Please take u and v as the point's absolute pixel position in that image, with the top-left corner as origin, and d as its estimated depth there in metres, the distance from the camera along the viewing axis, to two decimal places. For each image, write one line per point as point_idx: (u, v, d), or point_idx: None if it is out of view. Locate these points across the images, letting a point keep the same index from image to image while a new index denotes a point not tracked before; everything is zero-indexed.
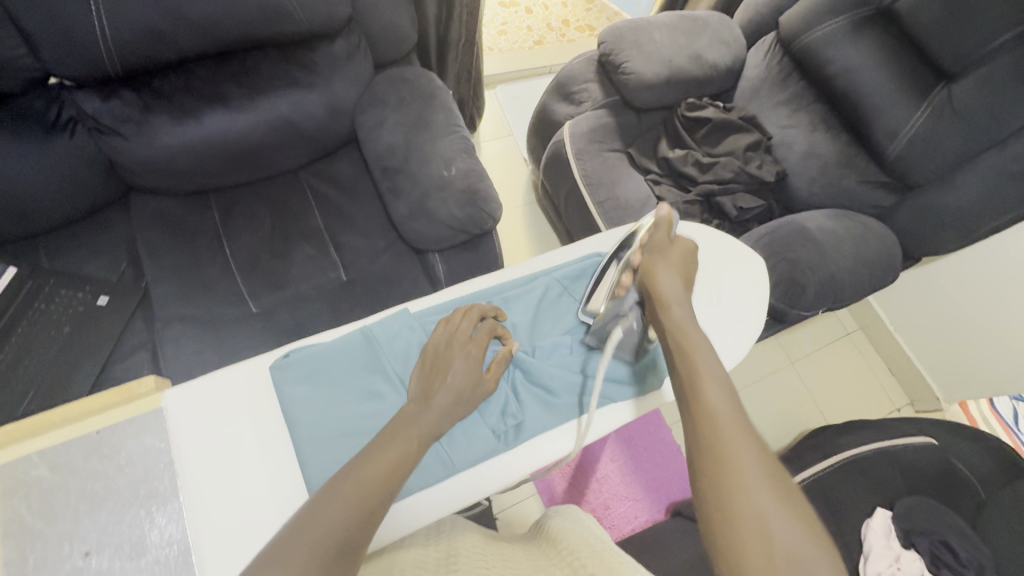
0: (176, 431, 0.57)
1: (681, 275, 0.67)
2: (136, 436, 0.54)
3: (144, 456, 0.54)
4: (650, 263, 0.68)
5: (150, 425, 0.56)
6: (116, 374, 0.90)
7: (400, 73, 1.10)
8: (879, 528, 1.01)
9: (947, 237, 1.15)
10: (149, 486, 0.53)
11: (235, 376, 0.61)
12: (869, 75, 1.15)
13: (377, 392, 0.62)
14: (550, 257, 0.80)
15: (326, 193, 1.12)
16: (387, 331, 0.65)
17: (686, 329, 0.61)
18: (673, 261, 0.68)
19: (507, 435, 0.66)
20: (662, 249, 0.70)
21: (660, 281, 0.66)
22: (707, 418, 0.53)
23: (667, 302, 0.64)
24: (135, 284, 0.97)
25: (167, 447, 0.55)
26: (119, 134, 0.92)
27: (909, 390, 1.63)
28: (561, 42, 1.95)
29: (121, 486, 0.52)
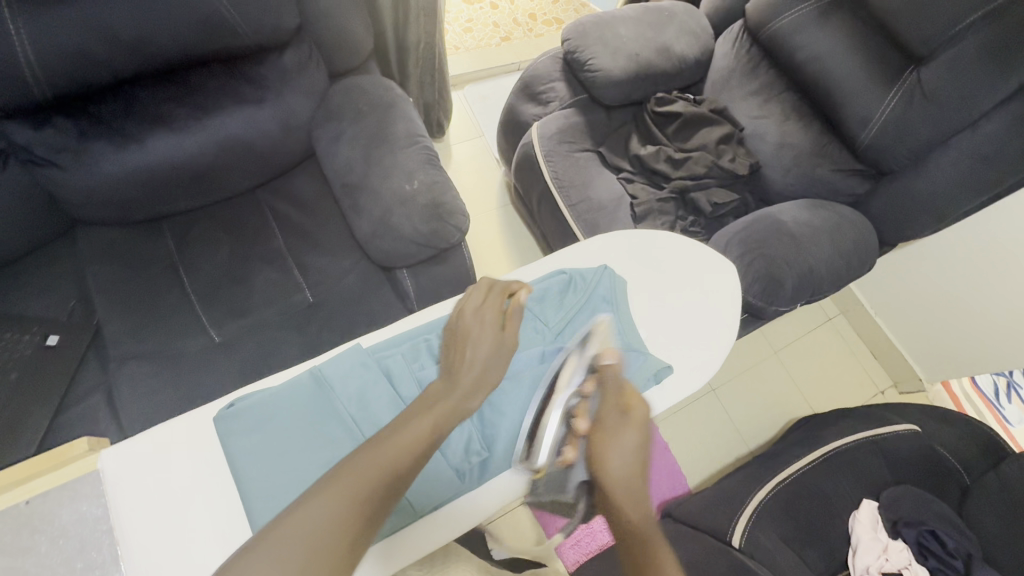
0: (114, 495, 0.53)
1: (636, 462, 0.56)
2: (71, 503, 0.52)
3: (79, 525, 0.51)
4: (599, 444, 0.57)
5: (85, 490, 0.53)
6: (71, 419, 0.86)
7: (356, 83, 1.06)
8: (867, 520, 1.00)
9: (922, 222, 1.14)
10: (86, 558, 0.50)
11: (176, 430, 0.57)
12: (838, 63, 1.13)
13: (333, 438, 0.59)
14: (511, 276, 0.77)
15: (286, 212, 1.08)
16: (338, 370, 0.61)
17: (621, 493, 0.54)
18: (627, 443, 0.56)
19: (471, 474, 0.64)
20: (613, 426, 0.58)
21: (611, 471, 0.55)
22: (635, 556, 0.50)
23: (619, 501, 0.54)
24: (85, 322, 0.92)
25: (105, 512, 0.52)
26: (56, 165, 0.87)
27: (892, 372, 1.63)
28: (528, 38, 1.91)
29: (55, 561, 0.50)
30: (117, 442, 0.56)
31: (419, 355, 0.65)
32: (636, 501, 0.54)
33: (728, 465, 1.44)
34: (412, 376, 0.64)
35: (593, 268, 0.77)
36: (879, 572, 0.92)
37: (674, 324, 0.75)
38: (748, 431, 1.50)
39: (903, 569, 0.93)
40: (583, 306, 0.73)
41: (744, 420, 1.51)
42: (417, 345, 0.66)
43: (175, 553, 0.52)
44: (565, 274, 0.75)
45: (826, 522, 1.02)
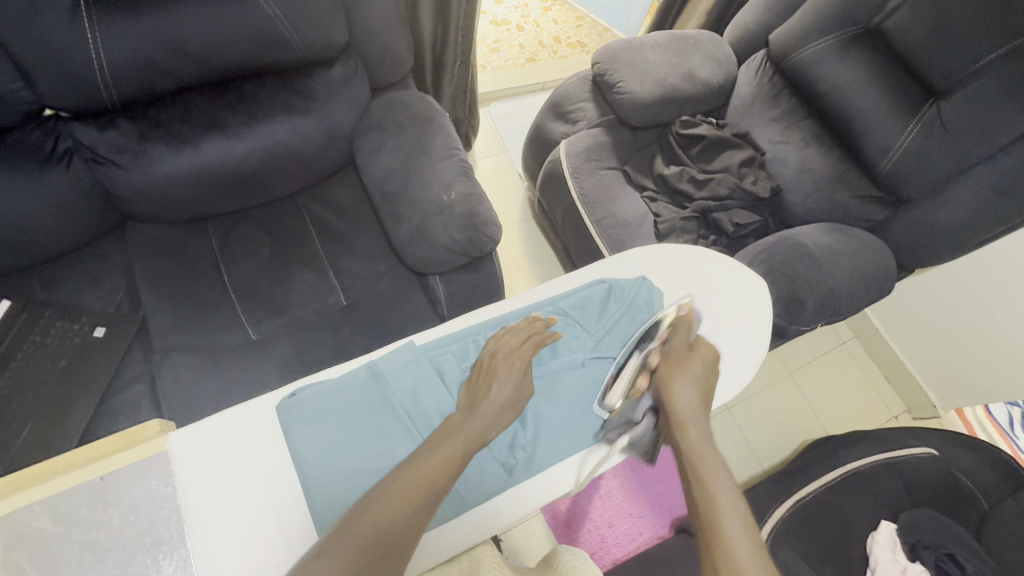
0: (182, 476, 0.55)
1: (699, 391, 0.66)
2: (140, 480, 0.54)
3: (148, 502, 0.53)
4: (668, 373, 0.67)
5: (154, 469, 0.55)
6: (115, 408, 0.89)
7: (397, 97, 1.11)
8: (885, 541, 1.01)
9: (940, 249, 1.17)
10: (155, 534, 0.52)
11: (240, 418, 0.61)
12: (860, 94, 1.17)
13: (385, 430, 0.61)
14: (552, 285, 0.80)
15: (324, 217, 1.12)
16: (394, 364, 0.65)
17: (689, 418, 0.64)
18: (693, 373, 0.67)
19: (514, 468, 0.66)
20: (681, 358, 0.68)
21: (678, 399, 0.65)
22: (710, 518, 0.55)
23: (682, 422, 0.64)
24: (132, 315, 0.96)
25: (172, 491, 0.54)
26: (117, 164, 0.92)
27: (906, 397, 1.64)
28: (553, 59, 1.97)
29: (126, 535, 0.51)
30: (184, 426, 0.59)
31: (468, 354, 0.68)
32: (699, 426, 0.63)
33: (743, 483, 1.44)
34: (461, 372, 0.67)
35: (631, 278, 0.80)
36: None
37: (706, 335, 0.78)
38: (762, 450, 1.51)
39: None
40: (623, 314, 0.76)
41: (758, 439, 1.52)
42: (467, 344, 0.69)
43: (243, 536, 0.54)
44: (605, 285, 0.77)
45: (844, 542, 1.03)
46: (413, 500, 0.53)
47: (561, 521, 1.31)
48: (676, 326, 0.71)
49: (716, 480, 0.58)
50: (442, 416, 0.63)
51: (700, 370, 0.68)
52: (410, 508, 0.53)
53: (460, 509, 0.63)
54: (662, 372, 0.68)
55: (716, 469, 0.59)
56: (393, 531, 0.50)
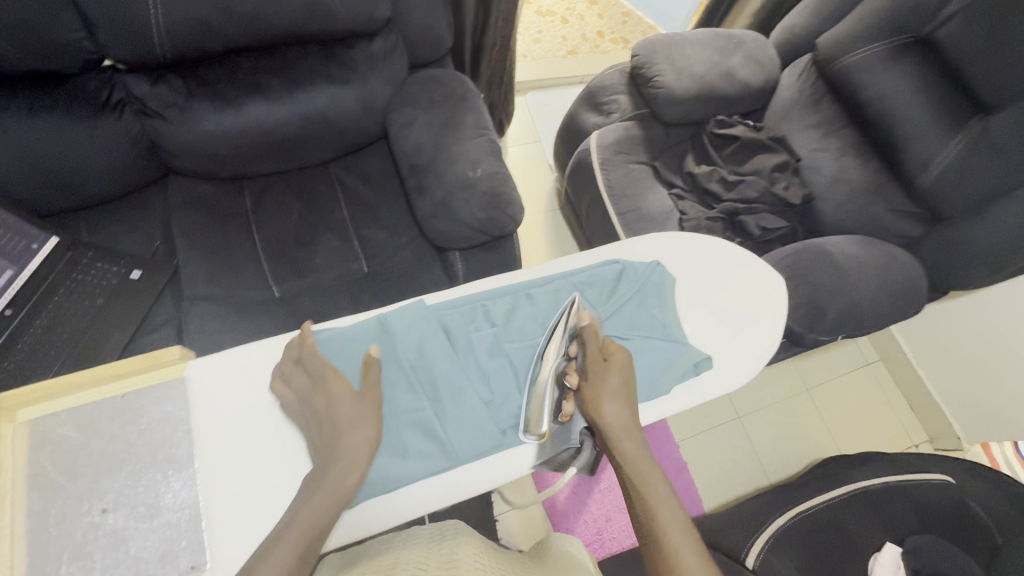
0: (196, 401, 0.59)
1: (625, 403, 0.65)
2: (159, 402, 0.58)
3: (164, 423, 0.57)
4: (593, 394, 0.65)
5: (171, 393, 0.59)
6: (143, 347, 0.94)
7: (433, 75, 1.13)
8: (888, 564, 0.97)
9: (977, 271, 1.12)
10: (166, 453, 0.56)
11: (255, 354, 0.64)
12: (904, 104, 1.14)
13: (388, 379, 0.65)
14: (568, 261, 0.80)
15: (354, 186, 1.15)
16: (404, 320, 0.68)
17: (621, 434, 0.63)
18: (615, 388, 0.65)
19: (510, 430, 0.67)
20: (598, 375, 0.66)
21: (607, 417, 0.64)
22: (653, 524, 0.59)
23: (616, 438, 0.64)
24: (167, 261, 1.01)
25: (186, 415, 0.58)
26: (163, 117, 0.97)
27: (929, 426, 1.58)
28: (594, 53, 1.97)
29: (140, 450, 0.56)
30: (203, 356, 0.62)
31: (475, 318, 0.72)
32: (632, 439, 0.64)
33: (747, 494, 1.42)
34: (467, 333, 0.70)
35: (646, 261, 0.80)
36: None
37: (715, 324, 0.77)
38: (770, 463, 1.48)
39: None
40: (634, 295, 0.75)
41: (768, 451, 1.49)
42: (475, 309, 0.73)
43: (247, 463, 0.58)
44: (619, 266, 0.77)
45: (844, 558, 1.01)
46: (336, 505, 0.54)
47: (559, 509, 1.32)
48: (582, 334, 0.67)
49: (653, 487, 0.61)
50: (445, 373, 0.67)
51: (620, 379, 0.67)
52: (331, 511, 0.54)
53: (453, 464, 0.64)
54: (586, 393, 0.66)
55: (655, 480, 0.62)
56: (315, 535, 0.52)
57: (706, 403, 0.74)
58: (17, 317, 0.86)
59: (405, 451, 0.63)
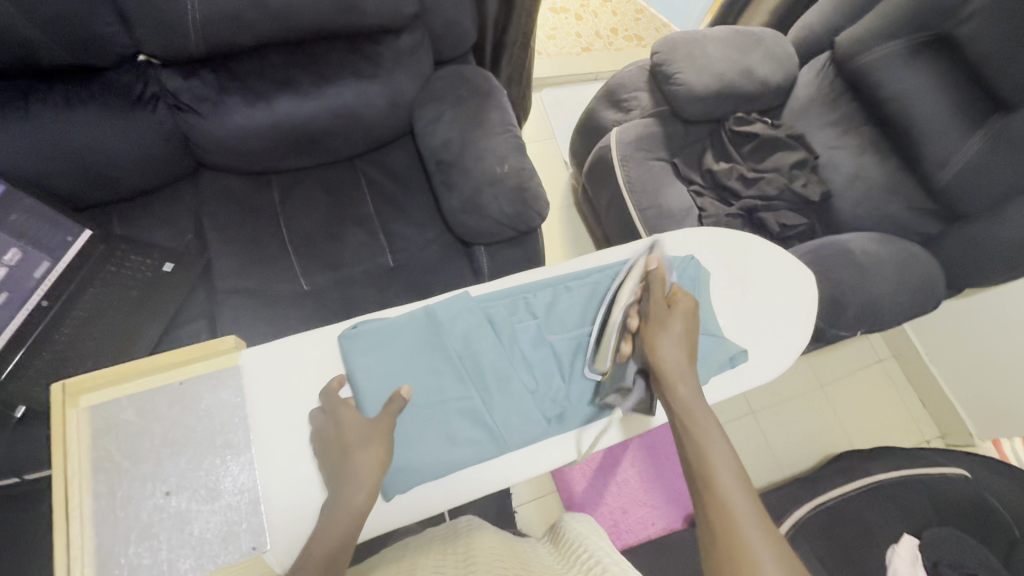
0: (251, 389, 0.62)
1: (681, 342, 0.67)
2: (214, 390, 0.60)
3: (220, 409, 0.60)
4: (652, 336, 0.68)
5: (227, 380, 0.61)
6: (177, 339, 0.96)
7: (458, 71, 1.14)
8: (907, 554, 0.99)
9: (995, 268, 1.13)
10: (225, 438, 0.58)
11: (306, 343, 0.66)
12: (924, 103, 1.15)
13: (437, 368, 0.67)
14: (602, 255, 0.82)
15: (380, 181, 1.16)
16: (454, 309, 0.70)
17: (675, 372, 0.65)
18: (674, 333, 0.67)
19: (555, 420, 0.70)
20: (662, 317, 0.69)
21: (662, 357, 0.66)
22: (711, 485, 0.56)
23: (672, 378, 0.65)
24: (198, 255, 1.02)
25: (241, 402, 0.61)
26: (196, 112, 0.98)
27: (940, 422, 1.60)
28: (608, 50, 1.98)
29: (200, 434, 0.58)
30: (254, 347, 0.64)
31: (518, 310, 0.73)
32: (687, 378, 0.65)
33: (761, 488, 1.44)
34: (511, 324, 0.72)
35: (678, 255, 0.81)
36: None
37: (748, 318, 0.79)
38: (784, 457, 1.50)
39: None
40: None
41: (781, 446, 1.52)
42: (518, 300, 0.74)
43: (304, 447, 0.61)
44: (653, 260, 0.79)
45: (862, 550, 1.03)
46: (349, 528, 0.55)
47: (576, 501, 1.33)
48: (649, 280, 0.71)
49: (712, 447, 0.59)
50: (492, 362, 0.68)
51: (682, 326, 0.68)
52: (351, 526, 0.55)
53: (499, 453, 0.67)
54: (642, 330, 0.69)
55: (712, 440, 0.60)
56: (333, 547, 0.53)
57: (741, 394, 0.75)
58: (53, 308, 0.87)
59: (455, 438, 0.64)
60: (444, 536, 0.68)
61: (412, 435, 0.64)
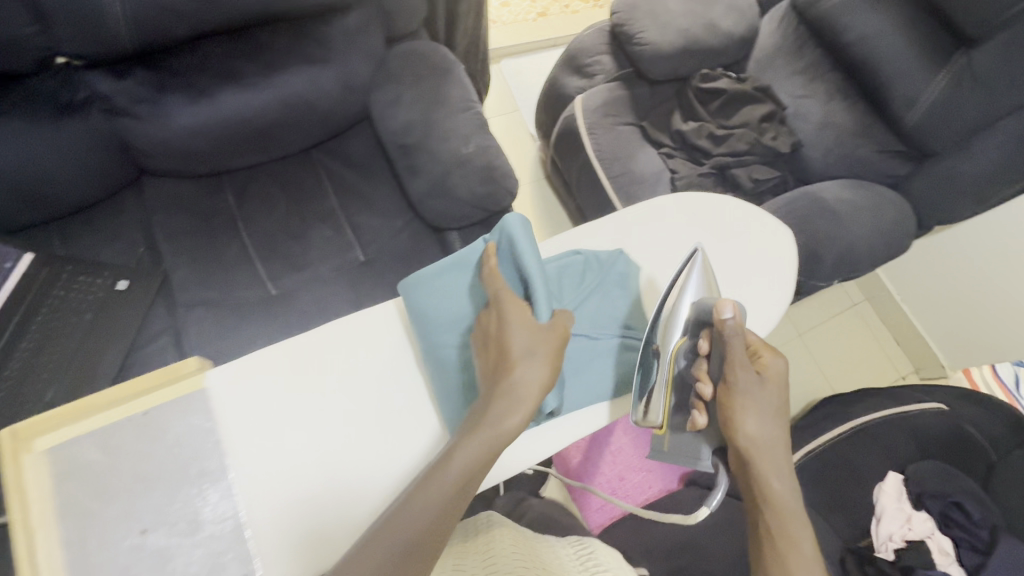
0: (219, 411, 0.61)
1: (770, 415, 0.67)
2: (182, 417, 0.59)
3: (188, 436, 0.59)
4: (734, 408, 0.66)
5: (194, 405, 0.60)
6: (142, 360, 0.91)
7: (411, 48, 1.07)
8: (892, 492, 1.06)
9: (964, 203, 1.14)
10: (199, 466, 0.58)
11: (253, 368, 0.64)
12: (888, 43, 1.13)
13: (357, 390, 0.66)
14: (560, 241, 0.80)
15: (339, 172, 1.11)
16: (420, 300, 0.69)
17: (761, 448, 0.66)
18: (765, 403, 0.67)
19: None
20: (751, 388, 0.67)
21: (750, 433, 0.66)
22: (775, 537, 0.64)
23: (759, 456, 0.66)
24: (154, 268, 0.96)
25: (212, 427, 0.60)
26: (133, 115, 0.90)
27: (914, 357, 1.66)
28: (565, 14, 1.90)
29: (172, 465, 0.57)
30: (219, 365, 0.63)
31: None
32: (772, 449, 0.66)
33: None
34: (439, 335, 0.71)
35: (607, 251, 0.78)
36: (902, 540, 1.00)
37: (727, 285, 0.78)
38: None
39: (927, 538, 0.99)
40: (597, 286, 0.75)
41: None
42: None
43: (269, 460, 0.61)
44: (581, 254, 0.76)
45: (850, 490, 1.10)
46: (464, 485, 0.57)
47: (573, 474, 1.35)
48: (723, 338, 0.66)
49: (788, 510, 0.65)
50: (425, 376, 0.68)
51: (773, 393, 0.68)
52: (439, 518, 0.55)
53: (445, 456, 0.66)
54: (720, 397, 0.68)
55: (794, 514, 0.64)
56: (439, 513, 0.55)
57: None
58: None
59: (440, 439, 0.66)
60: (465, 531, 0.77)
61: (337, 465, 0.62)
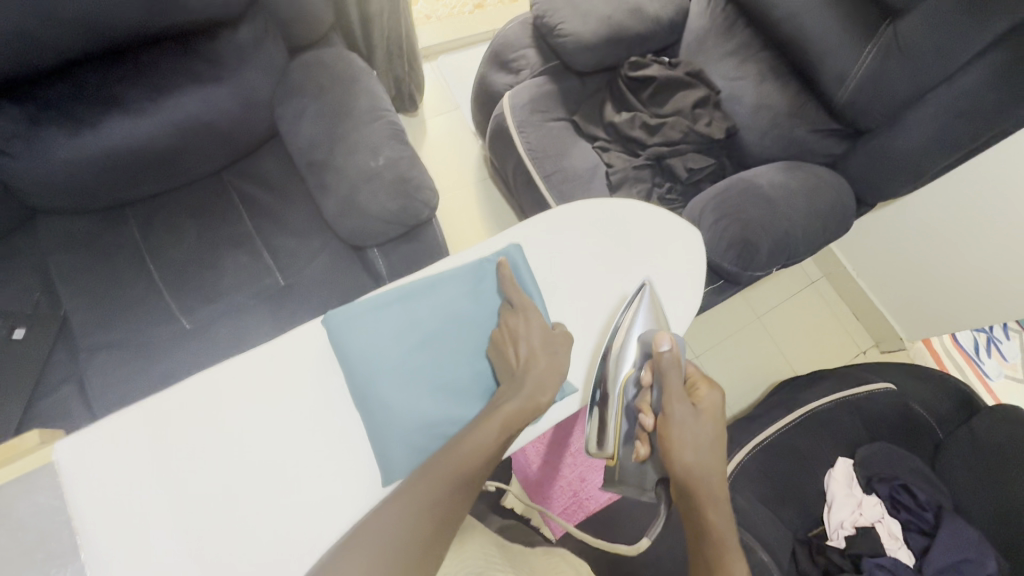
0: (68, 488, 0.58)
1: (706, 447, 0.66)
2: (28, 495, 0.57)
3: (36, 517, 0.57)
4: (672, 441, 0.66)
5: (41, 482, 0.58)
6: (45, 411, 0.87)
7: (315, 57, 1.01)
8: (842, 478, 1.04)
9: (901, 179, 1.12)
10: (46, 548, 0.56)
11: (121, 431, 0.61)
12: (815, 19, 1.09)
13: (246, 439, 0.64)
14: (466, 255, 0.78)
15: (252, 193, 1.06)
16: (353, 325, 0.68)
17: (700, 482, 0.65)
18: (701, 434, 0.67)
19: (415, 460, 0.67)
20: (686, 418, 0.67)
21: (689, 466, 0.65)
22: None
23: (699, 490, 0.65)
24: (53, 312, 0.92)
25: (61, 504, 0.58)
26: (8, 153, 0.83)
27: (874, 331, 1.65)
28: (502, 3, 1.84)
29: (14, 552, 0.55)
30: (67, 436, 0.60)
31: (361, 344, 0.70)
32: (710, 483, 0.65)
33: None
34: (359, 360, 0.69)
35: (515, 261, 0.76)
36: (853, 526, 0.98)
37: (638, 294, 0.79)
38: (730, 395, 1.53)
39: (876, 523, 0.98)
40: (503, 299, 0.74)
41: (726, 384, 1.54)
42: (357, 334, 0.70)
43: (159, 536, 0.59)
44: (490, 268, 0.74)
45: (803, 481, 1.07)
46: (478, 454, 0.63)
47: (532, 481, 1.29)
48: (661, 367, 0.68)
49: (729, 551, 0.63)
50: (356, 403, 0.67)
51: (709, 424, 0.68)
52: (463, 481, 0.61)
53: (362, 501, 0.65)
54: (658, 427, 0.68)
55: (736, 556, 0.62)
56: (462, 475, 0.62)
57: None
58: None
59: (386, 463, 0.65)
60: None
61: (229, 520, 0.61)
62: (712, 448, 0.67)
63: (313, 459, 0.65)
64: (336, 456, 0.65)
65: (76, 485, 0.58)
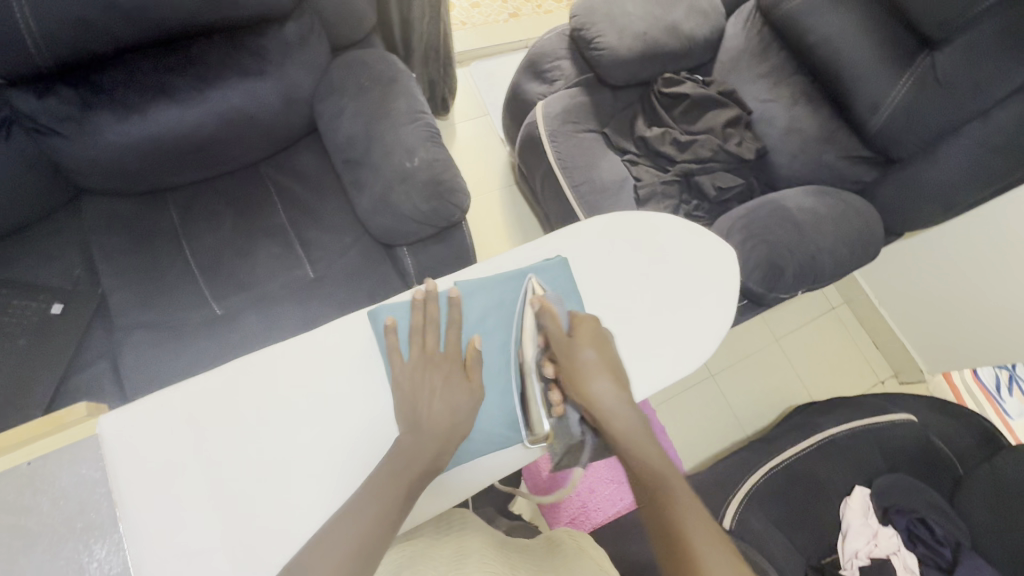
0: (111, 460, 0.60)
1: (607, 374, 0.67)
2: (69, 466, 0.58)
3: (80, 487, 0.57)
4: (578, 380, 0.66)
5: (83, 455, 0.59)
6: (79, 385, 0.89)
7: (357, 58, 1.03)
8: (858, 508, 1.02)
9: (930, 211, 1.11)
10: (86, 519, 0.57)
11: (164, 409, 0.63)
12: (850, 46, 1.09)
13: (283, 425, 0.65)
14: (500, 261, 0.78)
15: (288, 186, 1.08)
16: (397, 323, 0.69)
17: (617, 411, 0.65)
18: (600, 365, 0.67)
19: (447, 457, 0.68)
20: (578, 356, 0.67)
21: (600, 399, 0.65)
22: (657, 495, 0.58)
23: (613, 419, 0.65)
24: (90, 291, 0.94)
25: (102, 476, 0.59)
26: (60, 134, 0.86)
27: (893, 361, 1.64)
28: (537, 14, 1.86)
29: (57, 519, 0.56)
30: (114, 410, 0.62)
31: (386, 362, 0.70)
32: (624, 410, 0.66)
33: (723, 450, 1.46)
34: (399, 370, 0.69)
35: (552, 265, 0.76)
36: (867, 558, 0.95)
37: (671, 307, 0.79)
38: (745, 416, 1.52)
39: (892, 555, 0.96)
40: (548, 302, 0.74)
41: (741, 405, 1.53)
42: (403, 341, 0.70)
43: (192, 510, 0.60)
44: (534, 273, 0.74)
45: (817, 508, 1.05)
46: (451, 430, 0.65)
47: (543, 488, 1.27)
48: (545, 320, 0.69)
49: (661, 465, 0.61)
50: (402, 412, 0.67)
51: (603, 353, 0.68)
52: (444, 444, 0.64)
53: None
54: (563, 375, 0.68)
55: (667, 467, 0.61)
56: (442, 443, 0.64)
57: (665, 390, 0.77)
58: None
59: None
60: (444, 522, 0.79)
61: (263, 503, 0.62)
62: (613, 375, 0.68)
63: (341, 448, 0.65)
64: (365, 448, 0.66)
65: (119, 457, 0.60)
